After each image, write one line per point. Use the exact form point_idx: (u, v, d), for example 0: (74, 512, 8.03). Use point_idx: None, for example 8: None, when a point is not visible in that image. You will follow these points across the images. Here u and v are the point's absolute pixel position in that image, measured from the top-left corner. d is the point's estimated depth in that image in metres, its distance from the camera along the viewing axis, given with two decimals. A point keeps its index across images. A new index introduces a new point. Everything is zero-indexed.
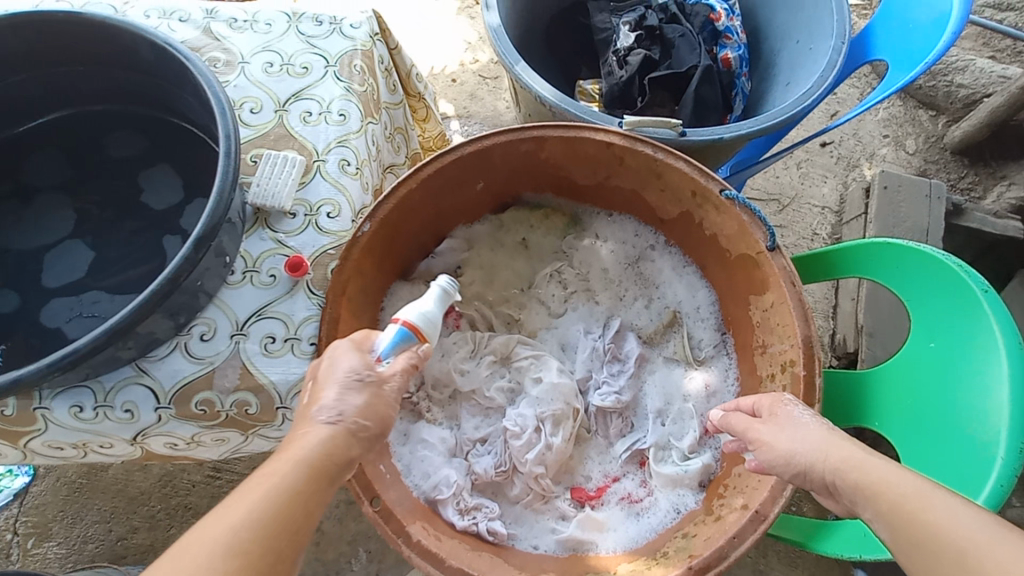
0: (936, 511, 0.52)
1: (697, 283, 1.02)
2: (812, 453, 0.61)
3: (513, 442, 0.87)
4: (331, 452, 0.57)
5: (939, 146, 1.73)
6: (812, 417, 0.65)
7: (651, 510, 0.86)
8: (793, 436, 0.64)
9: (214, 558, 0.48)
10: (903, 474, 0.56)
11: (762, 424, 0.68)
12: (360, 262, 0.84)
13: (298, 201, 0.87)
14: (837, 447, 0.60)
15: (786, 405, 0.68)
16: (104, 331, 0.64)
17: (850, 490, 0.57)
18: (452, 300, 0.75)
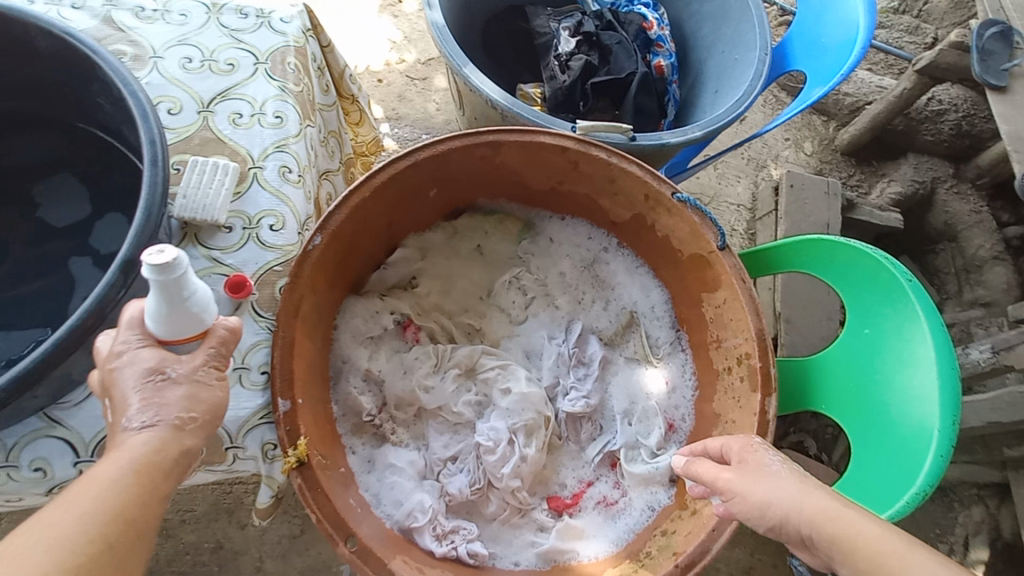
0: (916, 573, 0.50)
1: (653, 282, 1.04)
2: (784, 500, 0.58)
3: (487, 457, 0.84)
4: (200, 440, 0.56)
5: (832, 148, 1.91)
6: (782, 465, 0.63)
7: (626, 511, 0.87)
8: (768, 486, 0.60)
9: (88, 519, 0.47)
10: (883, 532, 0.53)
11: (732, 471, 0.65)
12: (312, 280, 0.77)
13: (235, 214, 0.78)
14: (817, 500, 0.57)
15: (756, 451, 0.66)
16: (13, 377, 0.53)
17: (827, 544, 0.55)
18: (178, 276, 0.53)
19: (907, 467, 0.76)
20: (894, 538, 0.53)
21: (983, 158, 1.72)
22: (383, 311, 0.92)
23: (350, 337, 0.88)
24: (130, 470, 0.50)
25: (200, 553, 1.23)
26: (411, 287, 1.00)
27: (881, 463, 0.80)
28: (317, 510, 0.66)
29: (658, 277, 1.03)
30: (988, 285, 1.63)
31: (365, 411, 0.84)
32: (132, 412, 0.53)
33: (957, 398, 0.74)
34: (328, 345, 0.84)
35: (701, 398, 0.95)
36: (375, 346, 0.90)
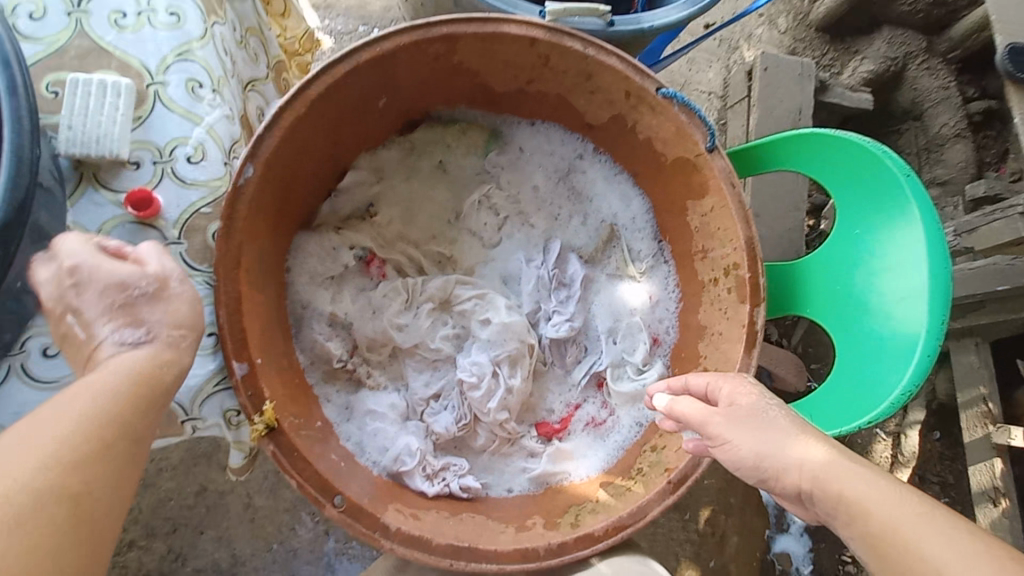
0: (922, 537, 0.49)
1: (633, 192, 0.96)
2: (785, 456, 0.56)
3: (472, 394, 0.80)
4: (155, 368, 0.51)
5: (806, 23, 1.74)
6: (778, 408, 0.59)
7: (615, 429, 0.85)
8: (765, 437, 0.57)
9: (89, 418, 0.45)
10: (893, 491, 0.52)
11: (721, 415, 0.61)
12: (250, 221, 0.66)
13: (140, 145, 0.64)
14: (828, 462, 0.55)
15: (747, 392, 0.61)
16: None
17: (828, 503, 0.54)
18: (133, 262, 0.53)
19: (892, 370, 0.76)
20: (907, 497, 0.52)
21: (958, 29, 1.61)
22: (341, 247, 0.82)
23: (308, 279, 0.78)
24: (126, 379, 0.49)
25: (184, 497, 1.21)
26: (370, 216, 0.88)
27: (865, 364, 0.81)
28: (297, 475, 0.61)
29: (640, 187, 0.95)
30: (947, 163, 1.60)
31: (336, 357, 0.77)
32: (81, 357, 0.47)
33: (947, 297, 0.73)
34: (282, 293, 0.75)
35: (686, 310, 0.91)
36: (336, 287, 0.81)
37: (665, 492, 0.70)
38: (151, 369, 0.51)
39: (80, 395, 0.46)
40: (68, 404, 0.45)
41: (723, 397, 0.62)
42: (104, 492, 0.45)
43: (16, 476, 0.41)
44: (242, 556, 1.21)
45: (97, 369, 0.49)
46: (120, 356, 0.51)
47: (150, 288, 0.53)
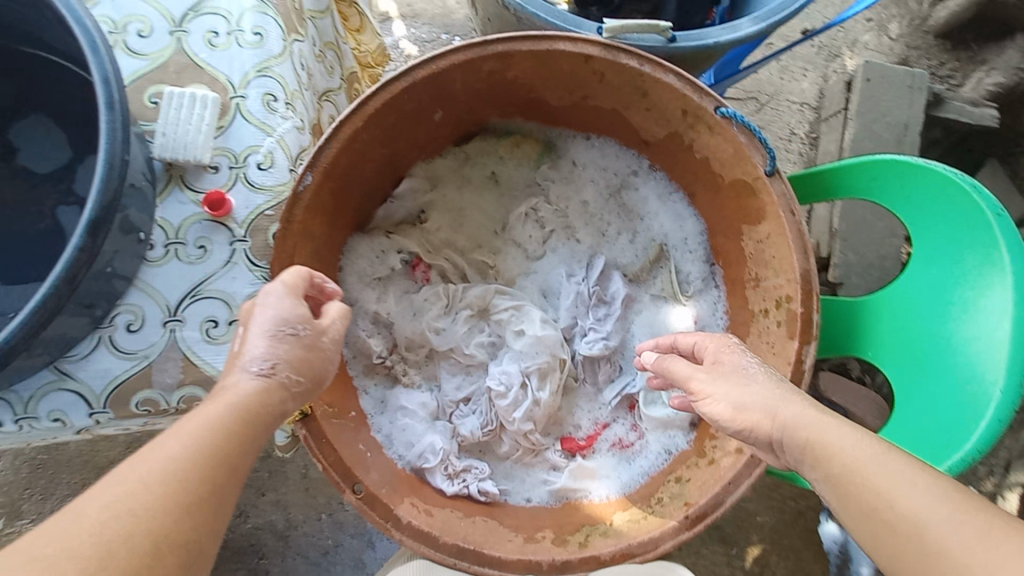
0: (888, 477, 0.48)
1: (688, 212, 0.93)
2: (762, 407, 0.58)
3: (499, 402, 0.82)
4: (257, 404, 0.54)
5: (923, 30, 1.56)
6: (758, 366, 0.62)
7: (642, 453, 0.84)
8: (741, 388, 0.60)
9: (195, 455, 0.49)
10: (862, 440, 0.51)
11: (704, 372, 0.64)
12: (306, 224, 0.72)
13: (220, 151, 0.72)
14: (798, 411, 0.55)
15: (733, 352, 0.64)
16: None
17: (795, 448, 0.54)
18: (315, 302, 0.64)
19: (956, 430, 0.68)
20: (872, 442, 0.51)
21: None
22: (389, 250, 0.87)
23: (356, 278, 0.84)
24: (234, 411, 0.52)
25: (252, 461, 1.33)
26: (421, 223, 0.93)
27: (928, 419, 0.72)
28: (323, 459, 0.66)
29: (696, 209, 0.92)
30: None
31: (375, 353, 0.83)
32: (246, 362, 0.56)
33: None
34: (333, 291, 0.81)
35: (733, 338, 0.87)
36: (381, 287, 0.86)
37: (680, 527, 0.68)
38: (257, 402, 0.55)
39: (188, 432, 0.50)
40: (178, 439, 0.49)
41: (707, 350, 0.66)
42: (201, 532, 0.46)
43: (131, 516, 0.44)
44: (295, 521, 1.31)
45: (213, 398, 0.53)
46: (241, 385, 0.55)
47: (307, 333, 0.60)
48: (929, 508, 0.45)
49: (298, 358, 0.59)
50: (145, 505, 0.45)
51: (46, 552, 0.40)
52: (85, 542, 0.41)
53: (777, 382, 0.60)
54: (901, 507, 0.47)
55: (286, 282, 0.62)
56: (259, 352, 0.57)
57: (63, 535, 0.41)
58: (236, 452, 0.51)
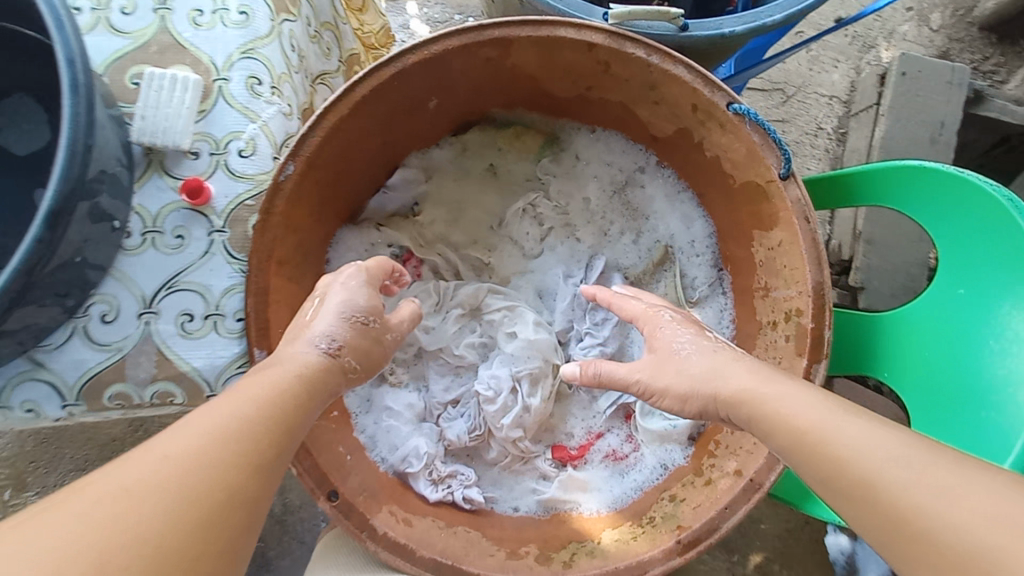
0: (835, 443, 0.50)
1: (698, 212, 0.88)
2: (704, 387, 0.61)
3: (486, 407, 0.79)
4: (311, 373, 0.54)
5: (968, 20, 1.44)
6: (690, 348, 0.65)
7: (636, 467, 0.80)
8: (679, 372, 0.64)
9: (257, 412, 0.49)
10: (809, 405, 0.54)
11: (642, 373, 0.67)
12: (285, 217, 0.69)
13: (200, 136, 0.69)
14: (734, 378, 0.60)
15: (664, 337, 0.68)
16: None
17: (746, 424, 0.59)
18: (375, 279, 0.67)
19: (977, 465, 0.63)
20: (817, 402, 0.54)
21: None
22: (381, 245, 0.85)
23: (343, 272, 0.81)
24: (293, 376, 0.53)
25: None
26: (416, 216, 0.89)
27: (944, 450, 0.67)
28: (297, 463, 0.62)
29: (706, 208, 0.87)
30: None
31: None
32: (316, 335, 0.57)
33: None
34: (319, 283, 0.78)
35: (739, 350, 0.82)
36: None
37: (672, 551, 0.64)
38: (315, 369, 0.55)
39: (248, 393, 0.50)
40: (244, 396, 0.49)
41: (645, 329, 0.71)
42: (249, 493, 0.45)
43: (191, 463, 0.43)
44: (292, 506, 1.28)
45: (277, 362, 0.55)
46: (305, 354, 0.56)
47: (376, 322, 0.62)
48: (890, 465, 0.47)
49: (357, 345, 0.60)
50: (210, 453, 0.44)
51: (118, 492, 0.40)
52: (155, 488, 0.41)
53: (713, 344, 0.66)
54: (864, 467, 0.48)
55: (361, 271, 0.65)
56: (326, 329, 0.58)
57: (132, 477, 0.41)
58: (288, 420, 0.50)
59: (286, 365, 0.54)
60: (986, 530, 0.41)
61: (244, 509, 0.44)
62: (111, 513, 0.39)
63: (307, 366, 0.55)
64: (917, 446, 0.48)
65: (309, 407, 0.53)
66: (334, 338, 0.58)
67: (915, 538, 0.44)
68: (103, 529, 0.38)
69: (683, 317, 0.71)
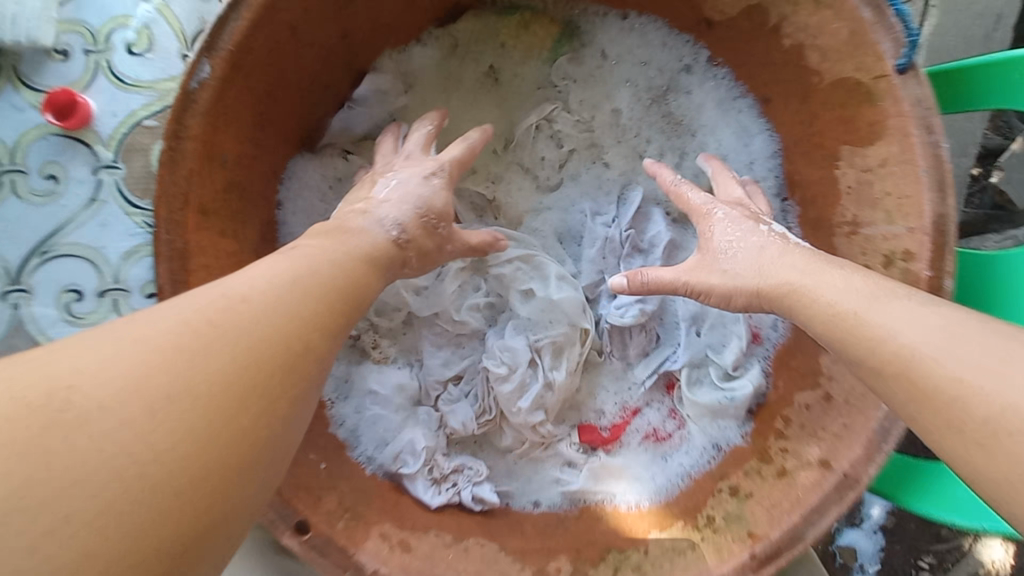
0: (873, 321, 0.43)
1: (761, 126, 0.67)
2: (745, 275, 0.52)
3: (499, 386, 0.62)
4: (371, 250, 0.49)
5: None
6: (734, 241, 0.54)
7: (682, 449, 0.65)
8: (728, 265, 0.53)
9: (324, 275, 0.43)
10: (850, 284, 0.46)
11: (688, 267, 0.55)
12: (202, 132, 0.47)
13: (70, 28, 0.60)
14: (781, 267, 0.51)
15: (707, 229, 0.56)
16: None
17: (782, 312, 0.50)
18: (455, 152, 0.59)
19: None
20: (864, 280, 0.46)
21: None
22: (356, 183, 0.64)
23: (297, 216, 0.61)
24: (355, 252, 0.48)
25: None
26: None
27: None
28: None
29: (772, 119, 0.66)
30: None
31: None
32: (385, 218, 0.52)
33: None
34: (271, 234, 0.58)
35: None
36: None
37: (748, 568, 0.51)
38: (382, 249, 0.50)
39: (320, 259, 0.45)
40: (312, 257, 0.44)
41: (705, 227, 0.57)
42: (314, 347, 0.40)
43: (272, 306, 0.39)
44: None
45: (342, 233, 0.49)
46: (372, 232, 0.51)
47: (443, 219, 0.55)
48: (930, 335, 0.40)
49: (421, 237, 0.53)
50: (283, 303, 0.39)
51: (195, 319, 0.36)
52: (225, 326, 0.36)
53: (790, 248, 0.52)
54: (897, 333, 0.41)
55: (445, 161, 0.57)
56: (392, 213, 0.52)
57: (204, 309, 0.37)
58: (352, 293, 0.45)
59: (350, 234, 0.49)
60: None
61: (315, 363, 0.40)
62: (185, 339, 0.35)
63: (365, 244, 0.49)
64: (991, 322, 0.40)
65: (372, 284, 0.48)
66: (403, 226, 0.52)
67: (938, 401, 0.38)
68: (181, 348, 0.34)
69: (742, 210, 0.56)
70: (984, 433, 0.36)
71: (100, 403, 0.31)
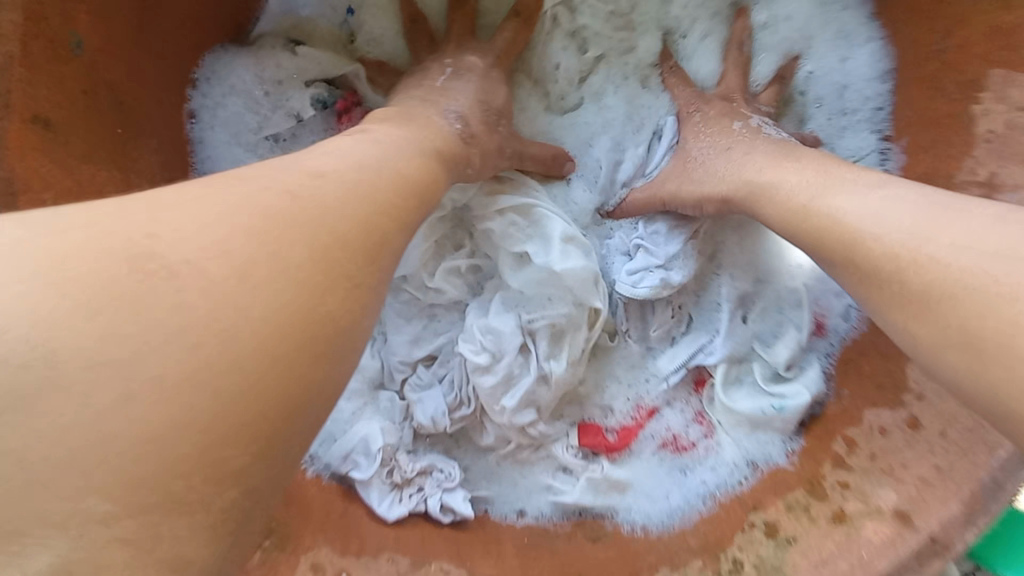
0: (831, 203, 0.38)
1: (869, 35, 0.52)
2: (708, 178, 0.47)
3: (478, 379, 0.49)
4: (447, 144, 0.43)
5: None
6: (706, 148, 0.49)
7: (708, 464, 0.51)
8: (703, 169, 0.47)
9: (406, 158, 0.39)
10: (814, 169, 0.41)
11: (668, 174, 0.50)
12: (27, 13, 0.38)
13: None
14: (744, 162, 0.45)
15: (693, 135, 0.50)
16: None
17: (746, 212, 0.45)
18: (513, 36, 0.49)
19: None
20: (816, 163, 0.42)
21: None
22: (295, 89, 0.55)
23: (218, 129, 0.53)
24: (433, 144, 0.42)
25: None
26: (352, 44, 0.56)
27: None
28: None
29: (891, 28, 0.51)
30: None
31: None
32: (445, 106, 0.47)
33: None
34: (181, 145, 0.51)
35: None
36: (274, 149, 0.54)
37: None
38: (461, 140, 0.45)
39: (396, 148, 0.39)
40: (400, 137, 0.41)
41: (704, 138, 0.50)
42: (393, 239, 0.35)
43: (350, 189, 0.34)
44: None
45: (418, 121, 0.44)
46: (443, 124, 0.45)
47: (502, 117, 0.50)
48: (908, 216, 0.34)
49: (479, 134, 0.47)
50: (366, 189, 0.34)
51: (278, 186, 0.31)
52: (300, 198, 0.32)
53: (774, 144, 0.46)
54: (850, 212, 0.37)
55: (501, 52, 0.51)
56: (455, 106, 0.47)
57: (282, 179, 0.32)
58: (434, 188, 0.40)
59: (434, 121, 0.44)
60: (998, 262, 0.30)
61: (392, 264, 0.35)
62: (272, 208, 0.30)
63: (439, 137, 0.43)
64: (951, 196, 0.35)
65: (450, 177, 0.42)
66: (465, 120, 0.46)
67: (924, 299, 0.32)
68: (273, 217, 0.30)
69: (718, 106, 0.51)
70: (916, 298, 0.32)
71: (185, 261, 0.27)
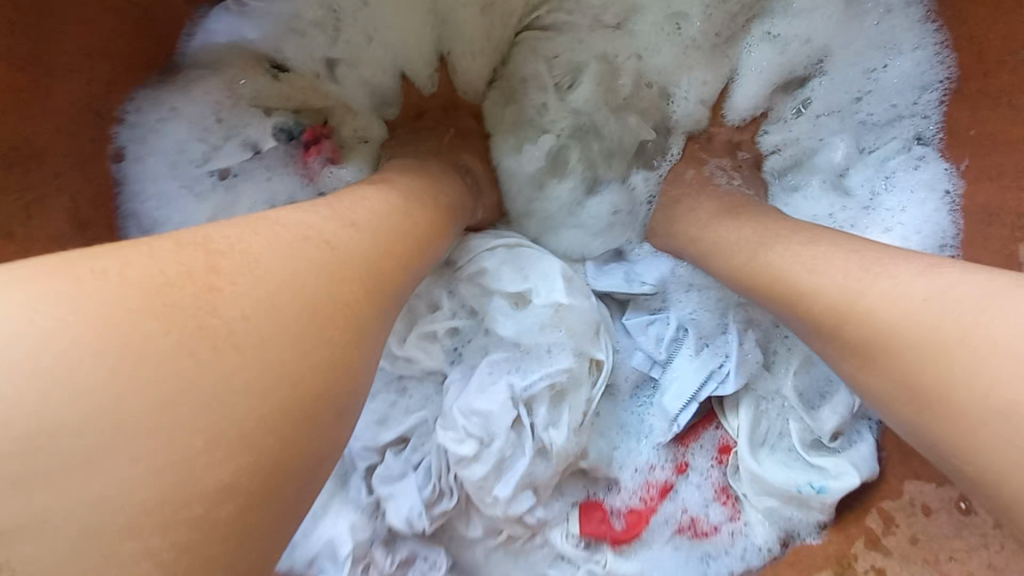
0: (773, 261, 0.35)
1: (919, 39, 0.45)
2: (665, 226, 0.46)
3: (462, 470, 0.42)
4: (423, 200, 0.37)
5: None
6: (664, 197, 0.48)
7: (729, 544, 0.45)
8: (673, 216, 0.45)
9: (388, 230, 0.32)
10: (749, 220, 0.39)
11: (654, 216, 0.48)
12: None
13: None
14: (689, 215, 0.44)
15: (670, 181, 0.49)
16: None
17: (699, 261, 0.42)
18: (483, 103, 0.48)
19: None
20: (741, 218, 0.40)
21: None
22: (252, 117, 0.47)
23: (156, 163, 0.45)
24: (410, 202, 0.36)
25: None
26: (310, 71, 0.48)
27: None
28: None
29: (950, 32, 0.44)
30: None
31: None
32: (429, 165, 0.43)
33: None
34: (101, 198, 0.43)
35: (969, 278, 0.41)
36: (218, 187, 0.46)
37: None
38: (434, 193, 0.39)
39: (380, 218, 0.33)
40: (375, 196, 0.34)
41: (678, 198, 0.46)
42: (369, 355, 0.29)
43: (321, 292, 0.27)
44: None
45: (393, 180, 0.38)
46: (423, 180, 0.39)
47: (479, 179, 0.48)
48: (836, 272, 0.31)
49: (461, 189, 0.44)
50: (341, 275, 0.28)
51: (238, 283, 0.25)
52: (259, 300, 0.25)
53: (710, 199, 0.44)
54: (787, 270, 0.34)
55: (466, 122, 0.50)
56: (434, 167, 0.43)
57: (249, 271, 0.25)
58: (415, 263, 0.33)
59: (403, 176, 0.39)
60: (923, 311, 0.26)
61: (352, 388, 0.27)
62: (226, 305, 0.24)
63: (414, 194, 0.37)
64: (881, 247, 0.32)
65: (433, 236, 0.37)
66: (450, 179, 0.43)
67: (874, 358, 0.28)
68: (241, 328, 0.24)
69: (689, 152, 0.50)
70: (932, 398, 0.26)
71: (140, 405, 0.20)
